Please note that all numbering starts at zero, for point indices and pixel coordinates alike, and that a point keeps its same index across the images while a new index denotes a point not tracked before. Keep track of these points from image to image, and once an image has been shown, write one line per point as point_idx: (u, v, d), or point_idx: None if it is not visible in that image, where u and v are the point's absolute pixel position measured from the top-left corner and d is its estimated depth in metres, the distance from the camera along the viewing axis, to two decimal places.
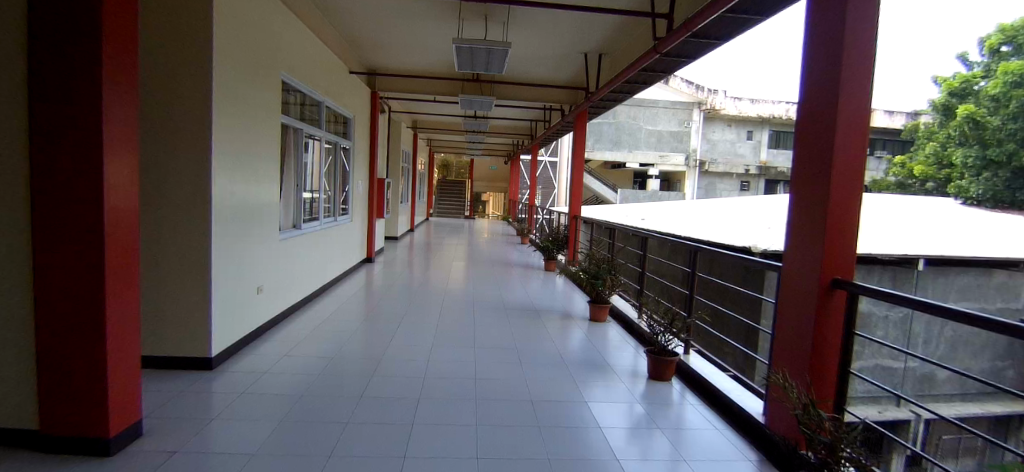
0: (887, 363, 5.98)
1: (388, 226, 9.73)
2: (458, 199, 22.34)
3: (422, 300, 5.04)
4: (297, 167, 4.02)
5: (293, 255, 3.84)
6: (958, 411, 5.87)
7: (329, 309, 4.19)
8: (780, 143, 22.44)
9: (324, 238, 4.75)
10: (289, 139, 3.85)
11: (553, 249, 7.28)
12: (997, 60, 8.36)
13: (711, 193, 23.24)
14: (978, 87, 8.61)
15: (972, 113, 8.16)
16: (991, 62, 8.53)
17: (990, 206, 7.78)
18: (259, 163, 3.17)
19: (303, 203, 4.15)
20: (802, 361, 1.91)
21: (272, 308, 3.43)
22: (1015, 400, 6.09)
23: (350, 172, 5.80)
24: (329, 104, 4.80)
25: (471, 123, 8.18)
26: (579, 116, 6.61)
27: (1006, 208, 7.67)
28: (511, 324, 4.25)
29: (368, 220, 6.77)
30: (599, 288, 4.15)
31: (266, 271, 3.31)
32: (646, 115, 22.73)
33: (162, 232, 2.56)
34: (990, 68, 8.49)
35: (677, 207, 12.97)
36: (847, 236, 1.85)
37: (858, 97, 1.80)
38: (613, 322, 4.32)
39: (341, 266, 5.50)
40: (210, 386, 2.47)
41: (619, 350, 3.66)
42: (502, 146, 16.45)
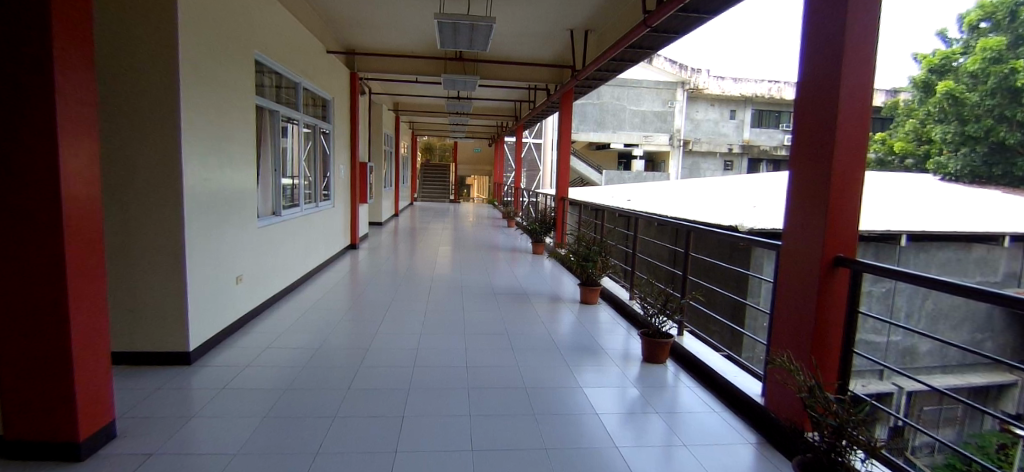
0: (871, 338, 6.18)
1: (372, 211, 9.54)
2: (442, 183, 22.14)
3: (410, 286, 4.95)
4: (274, 151, 3.84)
5: (273, 243, 3.69)
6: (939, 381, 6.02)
7: (313, 298, 4.07)
8: (762, 122, 22.62)
9: (305, 224, 4.59)
10: (265, 122, 3.66)
11: (540, 231, 7.17)
12: (977, 37, 8.45)
13: (695, 173, 23.41)
14: (956, 64, 8.77)
15: (952, 89, 8.13)
16: (971, 38, 8.63)
17: (968, 181, 8.00)
18: (234, 147, 3.01)
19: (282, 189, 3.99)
20: (804, 341, 1.89)
21: (254, 299, 3.31)
22: (991, 369, 6.27)
23: (331, 156, 5.62)
24: (306, 85, 4.59)
25: (455, 104, 7.99)
26: (566, 96, 6.47)
27: (982, 183, 7.83)
28: (500, 308, 4.19)
29: (351, 205, 6.60)
30: (589, 270, 4.10)
31: (245, 260, 3.17)
32: (631, 95, 22.65)
33: (130, 222, 2.40)
34: (969, 44, 8.62)
35: (663, 186, 13.01)
36: (849, 212, 1.80)
37: (860, 66, 1.74)
38: (604, 304, 4.29)
39: (325, 253, 5.36)
40: (189, 382, 2.37)
41: (611, 332, 3.63)
42: (486, 128, 16.27)
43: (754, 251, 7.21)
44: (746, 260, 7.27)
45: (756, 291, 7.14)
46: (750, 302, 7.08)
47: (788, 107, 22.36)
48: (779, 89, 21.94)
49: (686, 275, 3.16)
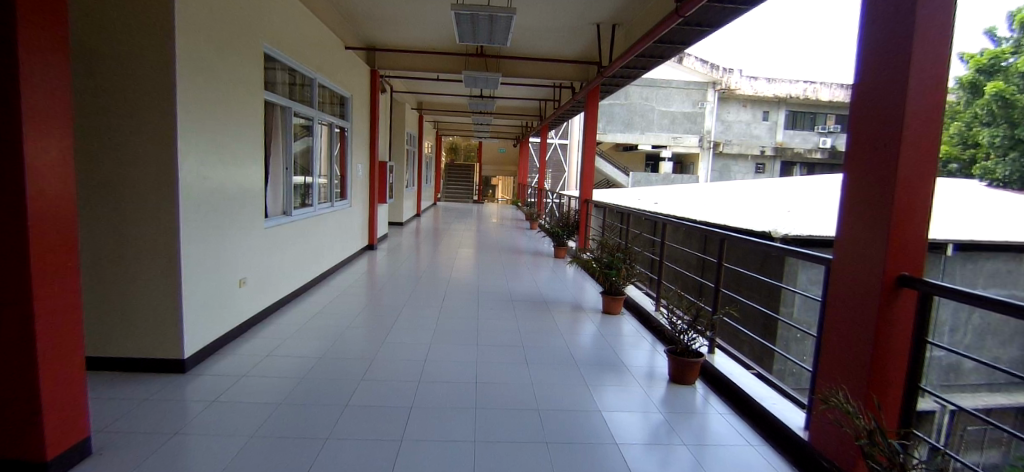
0: None
1: (393, 211, 9.47)
2: (466, 184, 22.11)
3: (425, 290, 4.80)
4: (285, 149, 3.73)
5: (282, 244, 3.59)
6: (983, 402, 5.52)
7: (324, 301, 3.96)
8: (797, 124, 21.78)
9: (319, 225, 4.50)
10: (276, 120, 3.56)
11: (563, 235, 6.92)
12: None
13: (725, 176, 22.69)
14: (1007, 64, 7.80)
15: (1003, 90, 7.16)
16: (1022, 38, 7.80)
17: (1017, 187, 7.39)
18: (239, 144, 2.91)
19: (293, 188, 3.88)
20: (860, 372, 1.57)
21: (259, 303, 3.21)
22: None
23: (349, 155, 5.51)
24: (322, 82, 4.48)
25: (477, 103, 7.83)
26: (591, 93, 6.21)
27: None
28: (517, 317, 3.96)
29: (369, 204, 6.49)
30: (612, 279, 3.83)
31: (250, 262, 3.07)
32: (659, 96, 22.10)
33: (126, 223, 2.30)
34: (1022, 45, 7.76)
35: (690, 189, 12.59)
36: (917, 221, 1.48)
37: (934, 43, 1.42)
38: (628, 315, 4.01)
39: (340, 254, 5.28)
40: (183, 393, 2.26)
41: (635, 348, 3.36)
42: (511, 128, 16.12)
43: (788, 260, 6.80)
44: (780, 268, 6.86)
45: (790, 302, 6.72)
46: (782, 313, 6.67)
47: (826, 109, 21.45)
48: (815, 90, 21.06)
49: (719, 287, 2.86)
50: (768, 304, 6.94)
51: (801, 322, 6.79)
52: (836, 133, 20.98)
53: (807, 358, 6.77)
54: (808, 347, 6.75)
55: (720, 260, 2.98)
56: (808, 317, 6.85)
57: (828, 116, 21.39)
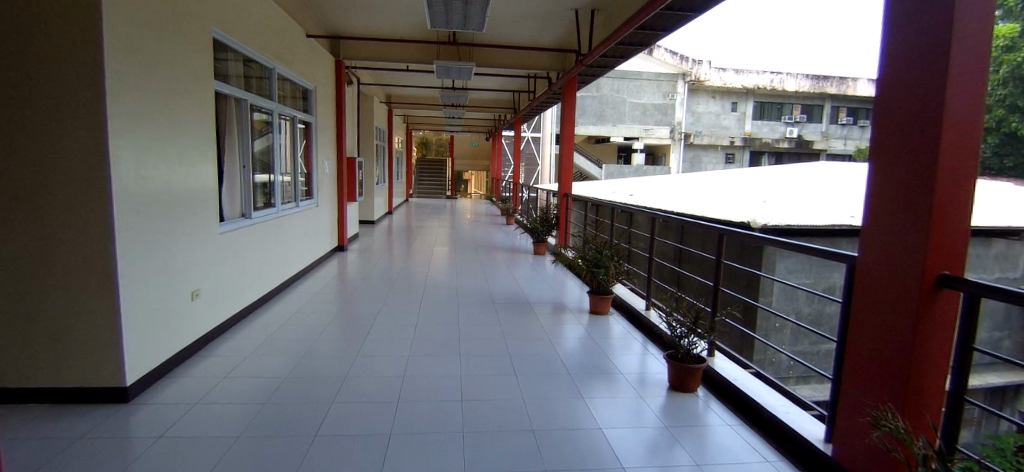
0: None
1: (364, 209, 9.07)
2: (439, 179, 21.64)
3: (402, 293, 4.53)
4: (242, 144, 3.38)
5: (240, 250, 3.25)
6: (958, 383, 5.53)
7: (290, 310, 3.64)
8: (764, 115, 22.24)
9: (283, 227, 4.16)
10: (229, 113, 3.21)
11: (542, 231, 6.68)
12: None
13: (696, 166, 22.98)
14: None
15: None
16: None
17: None
18: (185, 140, 2.57)
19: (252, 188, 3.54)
20: (899, 384, 1.43)
21: (215, 317, 2.89)
22: (1011, 371, 5.92)
23: (315, 151, 5.16)
24: (283, 72, 4.12)
25: (450, 96, 7.53)
26: (568, 84, 6.02)
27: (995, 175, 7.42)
28: (501, 321, 3.75)
29: (338, 203, 6.14)
30: (600, 277, 3.63)
31: (203, 272, 2.75)
32: (631, 87, 22.16)
33: (49, 232, 1.96)
34: None
35: (665, 181, 12.62)
36: (957, 216, 1.34)
37: (974, 19, 1.27)
38: (617, 314, 3.87)
39: (307, 257, 4.93)
40: (123, 428, 1.94)
41: (627, 351, 3.21)
42: (484, 121, 15.82)
43: (765, 250, 6.84)
44: (757, 258, 6.88)
45: (769, 291, 6.75)
46: (762, 302, 6.69)
47: (790, 99, 21.97)
48: (780, 80, 21.52)
49: (719, 287, 2.73)
50: (747, 293, 6.97)
51: (780, 310, 6.82)
52: (801, 123, 21.57)
53: (787, 347, 6.80)
54: (788, 336, 6.78)
55: (719, 258, 2.83)
56: (786, 306, 6.89)
57: (792, 106, 21.94)
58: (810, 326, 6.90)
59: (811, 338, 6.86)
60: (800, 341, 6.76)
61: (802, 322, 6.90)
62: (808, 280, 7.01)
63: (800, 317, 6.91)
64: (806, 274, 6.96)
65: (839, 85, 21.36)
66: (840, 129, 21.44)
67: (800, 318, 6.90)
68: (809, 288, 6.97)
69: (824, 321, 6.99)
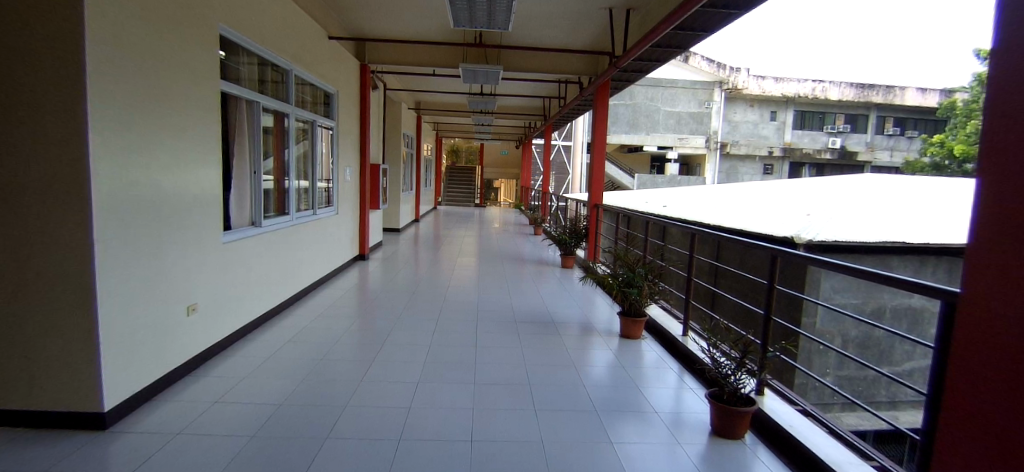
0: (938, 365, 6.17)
1: (389, 216, 8.97)
2: (468, 187, 21.58)
3: (418, 305, 4.29)
4: (253, 148, 3.23)
5: (246, 260, 3.07)
6: None
7: (299, 323, 3.46)
8: (806, 124, 21.29)
9: (298, 235, 4.01)
10: (238, 115, 3.07)
11: (572, 242, 6.36)
12: None
13: (732, 178, 22.17)
14: None
15: None
16: None
17: None
18: (184, 144, 2.42)
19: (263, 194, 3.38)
20: None
21: (214, 332, 2.72)
22: None
23: (334, 157, 5.01)
24: (301, 75, 3.99)
25: (477, 101, 7.34)
26: (600, 88, 5.71)
27: None
28: (521, 342, 3.44)
29: (360, 211, 5.99)
30: (633, 298, 3.22)
31: (201, 284, 2.58)
32: (664, 96, 21.60)
33: (25, 241, 1.81)
34: None
35: (699, 191, 12.10)
36: None
37: None
38: (650, 339, 3.50)
39: (324, 266, 4.78)
40: (93, 458, 1.75)
41: (661, 385, 2.83)
42: (513, 129, 15.65)
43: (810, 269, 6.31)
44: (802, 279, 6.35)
45: (813, 312, 6.20)
46: (805, 326, 6.19)
47: (834, 108, 20.97)
48: (824, 89, 20.57)
49: (771, 318, 2.34)
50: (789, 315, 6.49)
51: (824, 334, 6.27)
52: (844, 133, 20.54)
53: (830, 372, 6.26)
54: (832, 360, 6.26)
55: (770, 284, 2.45)
56: (832, 328, 6.31)
57: (836, 116, 20.97)
58: (856, 353, 6.28)
59: (856, 365, 6.22)
60: (846, 368, 6.17)
61: (847, 347, 6.29)
62: (856, 300, 6.40)
63: (845, 343, 6.31)
64: (856, 293, 6.35)
65: (886, 93, 20.27)
66: (886, 139, 20.38)
67: (846, 343, 6.30)
68: (857, 310, 6.35)
69: (871, 347, 6.31)
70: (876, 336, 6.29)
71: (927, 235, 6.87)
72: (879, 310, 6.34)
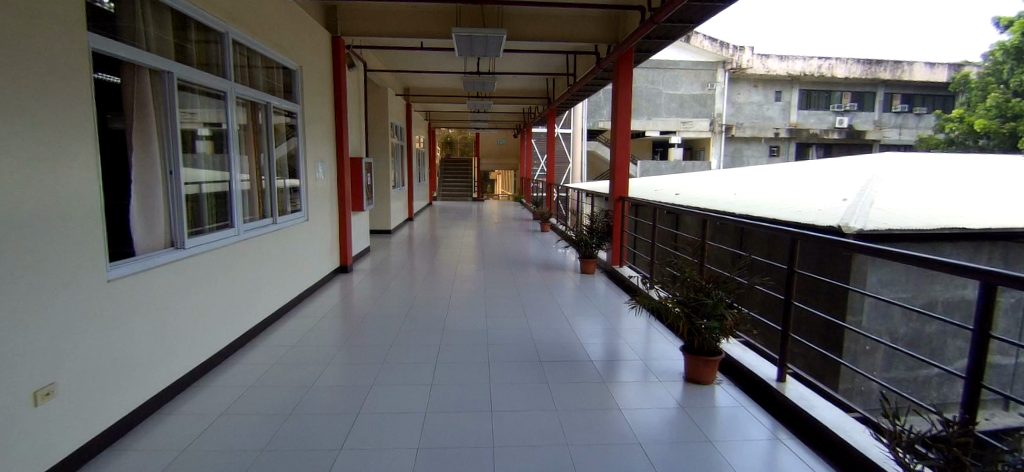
0: (998, 362, 5.37)
1: (379, 217, 8.04)
2: (464, 180, 20.61)
3: (407, 335, 3.36)
4: (163, 137, 2.30)
5: (150, 299, 2.11)
6: None
7: (240, 382, 2.51)
8: (811, 104, 20.35)
9: (246, 255, 3.07)
10: (136, 90, 2.13)
11: (594, 244, 5.30)
12: None
13: (738, 161, 21.15)
14: None
15: None
16: None
17: None
18: (23, 127, 1.48)
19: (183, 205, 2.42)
20: None
21: (94, 418, 1.78)
22: None
23: (300, 151, 4.06)
24: (243, 40, 3.05)
25: (474, 82, 6.40)
26: (625, 57, 4.81)
27: None
28: (550, 392, 2.51)
29: (340, 214, 5.05)
30: (714, 336, 2.27)
31: (63, 348, 1.63)
32: (666, 78, 20.62)
33: None
34: None
35: (713, 175, 11.22)
36: None
37: None
38: (730, 386, 2.56)
39: (291, 287, 3.84)
40: None
41: (771, 464, 1.87)
42: (511, 116, 14.67)
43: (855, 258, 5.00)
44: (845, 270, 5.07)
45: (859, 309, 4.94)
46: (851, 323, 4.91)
47: (840, 86, 20.01)
48: (830, 66, 19.55)
49: (981, 384, 1.48)
50: (828, 308, 5.28)
51: (872, 332, 5.01)
52: (851, 112, 19.66)
53: (877, 374, 5.00)
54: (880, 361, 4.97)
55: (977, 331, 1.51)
56: (879, 326, 5.04)
57: (842, 94, 20.07)
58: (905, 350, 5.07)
59: (907, 364, 5.02)
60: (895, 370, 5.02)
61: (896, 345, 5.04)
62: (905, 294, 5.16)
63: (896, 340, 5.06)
64: (904, 287, 5.10)
65: (894, 69, 19.31)
66: (894, 117, 19.65)
67: (896, 341, 5.05)
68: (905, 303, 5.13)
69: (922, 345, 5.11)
70: (928, 331, 5.07)
71: (987, 217, 5.92)
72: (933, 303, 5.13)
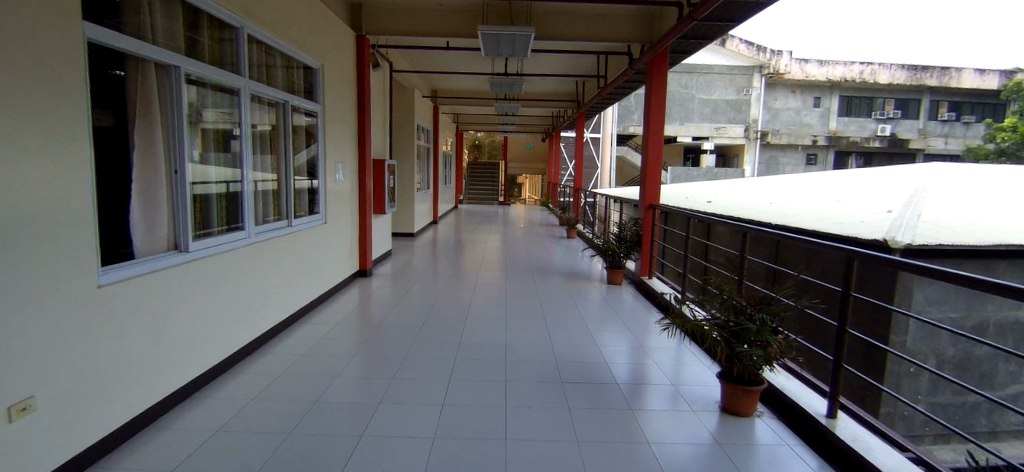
0: None
1: (404, 220, 8.00)
2: (489, 184, 20.56)
3: (417, 344, 3.21)
4: (168, 134, 2.27)
5: (149, 304, 2.05)
6: None
7: (240, 392, 2.41)
8: (852, 111, 19.46)
9: (258, 257, 3.02)
10: (141, 85, 2.10)
11: (621, 254, 5.05)
12: None
13: (773, 169, 20.36)
14: None
15: None
16: None
17: None
18: (14, 125, 1.41)
19: (185, 206, 2.37)
20: None
21: (85, 427, 1.72)
22: None
23: (319, 152, 4.00)
24: (261, 36, 3.00)
25: (500, 83, 6.27)
26: (658, 57, 4.58)
27: None
28: (570, 415, 2.31)
29: (361, 217, 4.97)
30: (757, 365, 2.02)
31: (49, 359, 1.55)
32: (700, 82, 20.08)
33: None
34: None
35: (747, 183, 10.76)
36: None
37: None
38: (772, 418, 2.28)
39: (307, 291, 3.75)
40: None
41: None
42: (539, 120, 14.52)
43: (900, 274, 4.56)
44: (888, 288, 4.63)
45: (903, 329, 4.45)
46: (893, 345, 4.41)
47: (885, 93, 19.05)
48: (874, 71, 18.66)
49: None
50: (869, 327, 4.82)
51: (916, 354, 4.51)
52: (895, 119, 18.66)
53: (920, 399, 4.53)
54: (924, 385, 4.50)
55: None
56: (925, 348, 4.51)
57: (886, 100, 19.09)
58: (951, 376, 4.55)
59: (953, 390, 4.53)
60: (939, 396, 4.52)
61: (941, 370, 4.54)
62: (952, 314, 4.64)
63: (941, 364, 4.53)
64: (954, 306, 4.60)
65: (942, 75, 18.30)
66: (941, 126, 18.56)
67: (941, 365, 4.53)
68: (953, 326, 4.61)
69: (970, 369, 4.57)
70: (977, 355, 4.55)
71: None
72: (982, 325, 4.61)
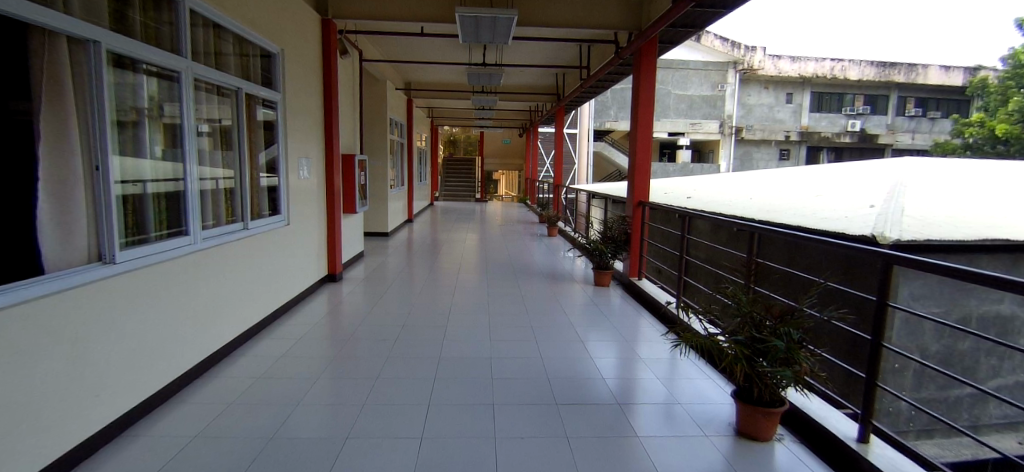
0: None
1: (378, 219, 7.59)
2: (466, 180, 20.13)
3: (388, 360, 2.87)
4: (85, 123, 1.87)
5: (62, 331, 1.66)
6: None
7: (178, 428, 2.04)
8: (823, 107, 19.80)
9: (205, 267, 2.62)
10: (50, 62, 1.70)
11: (609, 254, 4.79)
12: None
13: (747, 165, 20.56)
14: None
15: None
16: None
17: None
18: None
19: (111, 208, 1.97)
20: None
21: None
22: None
23: (280, 147, 3.60)
24: (209, 13, 2.61)
25: (478, 74, 5.94)
26: (647, 46, 4.34)
27: None
28: (568, 442, 2.03)
29: (330, 217, 4.58)
30: (784, 385, 1.78)
31: None
32: (676, 78, 20.09)
33: None
34: None
35: (726, 178, 10.69)
36: None
37: None
38: (795, 442, 2.04)
39: (265, 301, 3.36)
40: None
41: None
42: (517, 114, 14.19)
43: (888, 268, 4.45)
44: None
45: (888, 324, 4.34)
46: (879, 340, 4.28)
47: (854, 90, 19.43)
48: (844, 68, 19.02)
49: None
50: None
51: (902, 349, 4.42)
52: (864, 115, 19.08)
53: (905, 394, 4.40)
54: (909, 381, 4.38)
55: None
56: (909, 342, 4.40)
57: (855, 96, 19.48)
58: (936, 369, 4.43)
59: (937, 384, 4.41)
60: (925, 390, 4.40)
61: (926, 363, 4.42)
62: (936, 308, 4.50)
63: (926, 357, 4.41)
64: (938, 301, 4.46)
65: (907, 72, 18.81)
66: (907, 121, 19.06)
67: (926, 358, 4.42)
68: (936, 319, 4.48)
69: (954, 363, 4.46)
70: (961, 349, 4.45)
71: None
72: (966, 319, 4.49)
